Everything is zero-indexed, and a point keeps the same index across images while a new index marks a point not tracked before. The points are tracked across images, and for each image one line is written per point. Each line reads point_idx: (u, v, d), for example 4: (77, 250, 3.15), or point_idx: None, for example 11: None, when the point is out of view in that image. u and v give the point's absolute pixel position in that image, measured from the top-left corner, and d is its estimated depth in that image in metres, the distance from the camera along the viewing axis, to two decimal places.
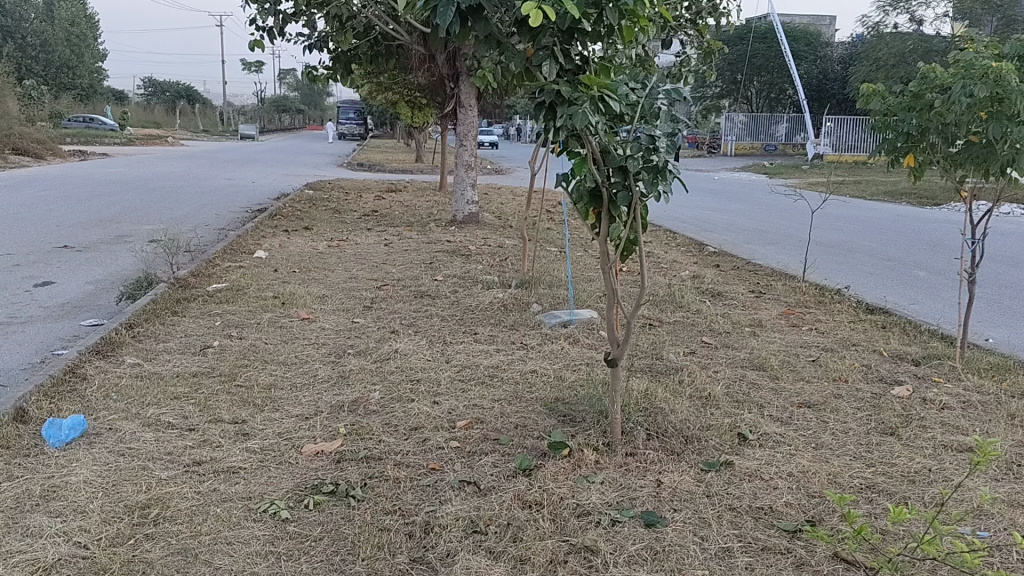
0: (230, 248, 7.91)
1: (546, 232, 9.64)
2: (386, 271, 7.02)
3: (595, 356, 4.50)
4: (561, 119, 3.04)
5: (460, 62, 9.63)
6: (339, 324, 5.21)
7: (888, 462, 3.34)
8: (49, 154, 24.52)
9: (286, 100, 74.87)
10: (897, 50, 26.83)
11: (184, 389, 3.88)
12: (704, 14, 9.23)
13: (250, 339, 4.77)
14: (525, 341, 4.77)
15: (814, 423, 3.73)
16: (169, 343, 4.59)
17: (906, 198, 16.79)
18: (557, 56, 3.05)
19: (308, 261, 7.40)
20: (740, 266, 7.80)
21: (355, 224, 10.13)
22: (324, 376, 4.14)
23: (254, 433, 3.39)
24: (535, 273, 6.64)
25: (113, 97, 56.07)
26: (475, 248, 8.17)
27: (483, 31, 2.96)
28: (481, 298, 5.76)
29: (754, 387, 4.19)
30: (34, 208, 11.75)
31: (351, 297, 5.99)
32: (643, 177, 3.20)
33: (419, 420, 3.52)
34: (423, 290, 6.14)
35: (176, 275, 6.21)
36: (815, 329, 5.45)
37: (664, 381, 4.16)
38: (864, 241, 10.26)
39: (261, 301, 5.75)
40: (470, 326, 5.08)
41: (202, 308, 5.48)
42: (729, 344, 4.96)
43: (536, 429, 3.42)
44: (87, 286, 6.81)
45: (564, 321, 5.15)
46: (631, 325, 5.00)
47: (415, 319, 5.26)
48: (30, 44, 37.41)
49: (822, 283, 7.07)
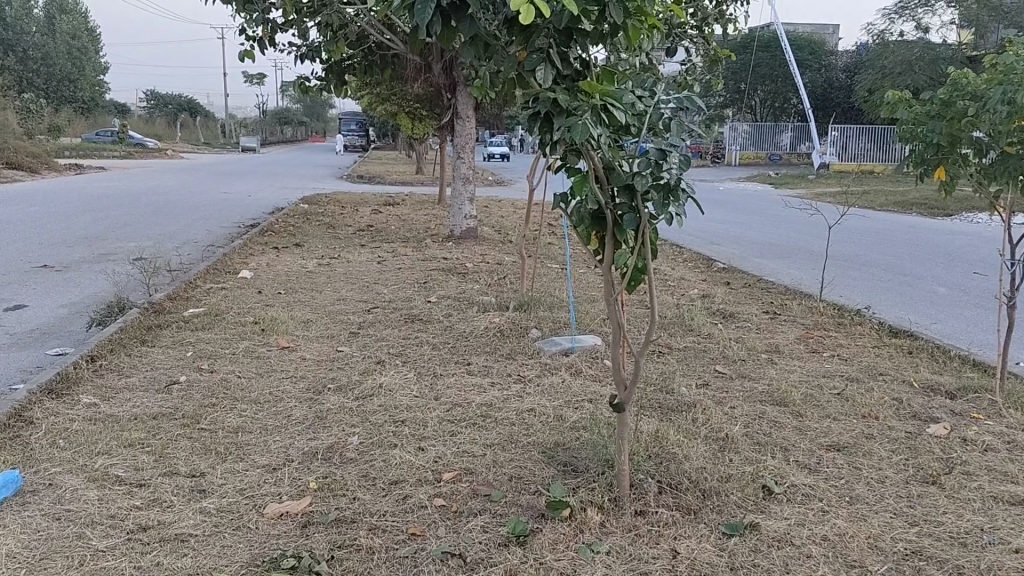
0: (215, 267, 7.52)
1: (547, 247, 9.24)
2: (377, 291, 6.62)
3: (599, 391, 4.10)
4: (558, 132, 2.64)
5: (457, 71, 9.24)
6: (322, 354, 4.81)
7: (934, 520, 2.93)
8: (45, 167, 24.24)
9: (288, 111, 74.74)
10: (902, 58, 26.48)
11: (141, 435, 3.47)
12: (710, 20, 8.83)
13: (223, 372, 4.37)
14: (522, 373, 4.37)
15: (846, 471, 3.34)
16: (131, 379, 4.18)
17: (915, 209, 16.40)
18: (553, 60, 2.67)
19: (296, 281, 7.01)
20: (753, 284, 7.41)
21: (348, 239, 9.75)
22: (299, 417, 3.73)
23: (213, 489, 2.99)
24: (535, 293, 6.24)
25: (114, 109, 55.98)
26: (473, 266, 7.77)
27: (468, 30, 2.58)
28: (476, 323, 5.35)
29: (775, 426, 3.79)
30: (20, 224, 11.38)
31: (337, 322, 5.60)
32: (652, 198, 2.79)
33: (401, 471, 3.12)
34: (415, 313, 5.74)
35: (150, 300, 5.83)
36: (836, 356, 5.06)
37: (676, 420, 3.75)
38: (881, 255, 9.84)
39: (239, 327, 5.35)
40: (463, 356, 4.67)
41: (176, 336, 5.08)
42: (747, 374, 4.55)
43: (533, 482, 3.01)
44: (60, 310, 6.42)
45: (564, 349, 4.74)
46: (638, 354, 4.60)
47: (404, 347, 4.86)
48: (30, 58, 37.22)
49: (840, 303, 6.67)
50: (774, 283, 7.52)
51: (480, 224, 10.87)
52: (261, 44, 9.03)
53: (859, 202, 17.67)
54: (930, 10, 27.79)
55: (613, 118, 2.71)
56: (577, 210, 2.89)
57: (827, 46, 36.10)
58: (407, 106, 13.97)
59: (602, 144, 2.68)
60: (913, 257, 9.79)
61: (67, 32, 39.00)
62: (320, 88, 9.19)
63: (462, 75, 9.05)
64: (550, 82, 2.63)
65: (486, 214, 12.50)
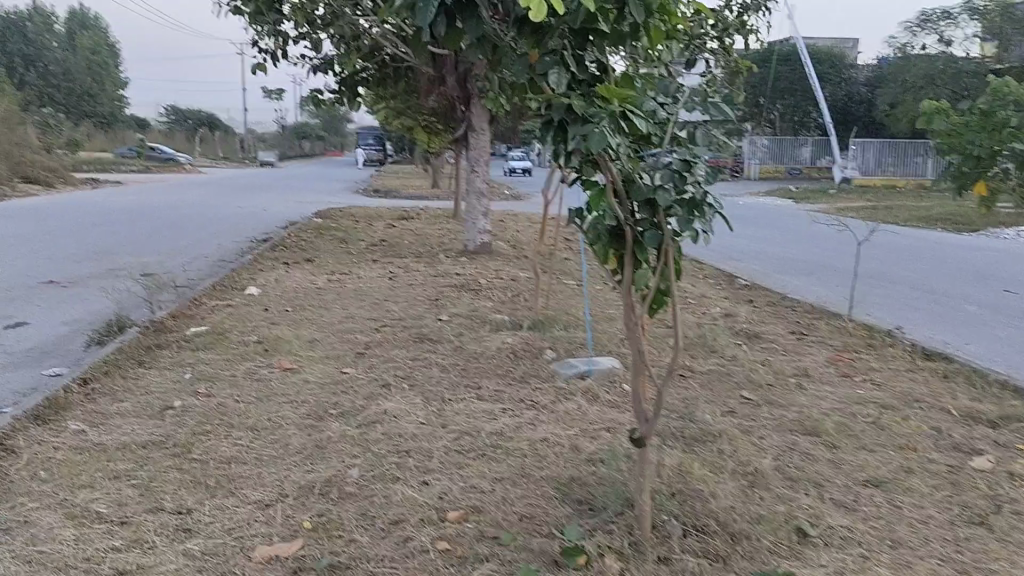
0: (222, 283, 7.33)
1: (563, 263, 9.02)
2: (386, 309, 6.41)
3: (618, 418, 3.86)
4: (572, 141, 2.40)
5: (471, 84, 9.04)
6: (325, 376, 4.58)
7: (986, 568, 2.66)
8: (61, 182, 24.26)
9: (305, 126, 75.03)
10: (924, 71, 26.14)
11: (128, 467, 3.25)
12: (731, 31, 8.63)
13: (221, 397, 4.15)
14: (536, 399, 4.12)
15: (885, 510, 3.08)
16: (123, 404, 3.97)
17: (940, 225, 16.08)
18: (567, 63, 2.46)
19: (304, 298, 6.80)
20: (777, 302, 7.16)
21: (360, 254, 9.56)
22: (297, 446, 3.50)
23: (199, 528, 2.76)
24: (551, 312, 6.01)
25: (134, 124, 56.33)
26: (487, 282, 7.55)
27: (474, 30, 2.38)
28: (488, 344, 5.12)
29: (809, 459, 3.60)
30: (29, 238, 11.26)
31: (344, 341, 5.37)
32: (676, 213, 2.55)
33: (403, 509, 2.88)
34: (424, 333, 5.51)
35: (152, 318, 5.63)
36: (869, 381, 4.85)
37: (700, 452, 3.53)
38: (909, 272, 9.54)
39: (242, 348, 5.13)
40: (474, 379, 4.43)
41: (175, 357, 4.87)
42: (775, 401, 4.31)
43: (546, 523, 2.77)
44: (61, 328, 6.24)
45: (580, 372, 4.49)
46: (659, 379, 4.35)
47: (412, 370, 4.63)
48: (51, 74, 37.51)
49: (869, 323, 6.41)
50: (799, 301, 7.27)
51: (494, 239, 10.66)
52: (273, 57, 8.88)
53: (882, 218, 17.35)
54: (953, 23, 27.46)
55: (633, 125, 2.48)
56: (592, 227, 2.64)
57: (847, 59, 35.75)
58: (422, 119, 13.79)
59: (621, 154, 2.45)
60: (941, 274, 9.48)
61: (87, 48, 39.25)
62: (332, 101, 9.02)
63: (476, 88, 8.86)
64: (563, 86, 2.42)
65: (500, 228, 12.28)
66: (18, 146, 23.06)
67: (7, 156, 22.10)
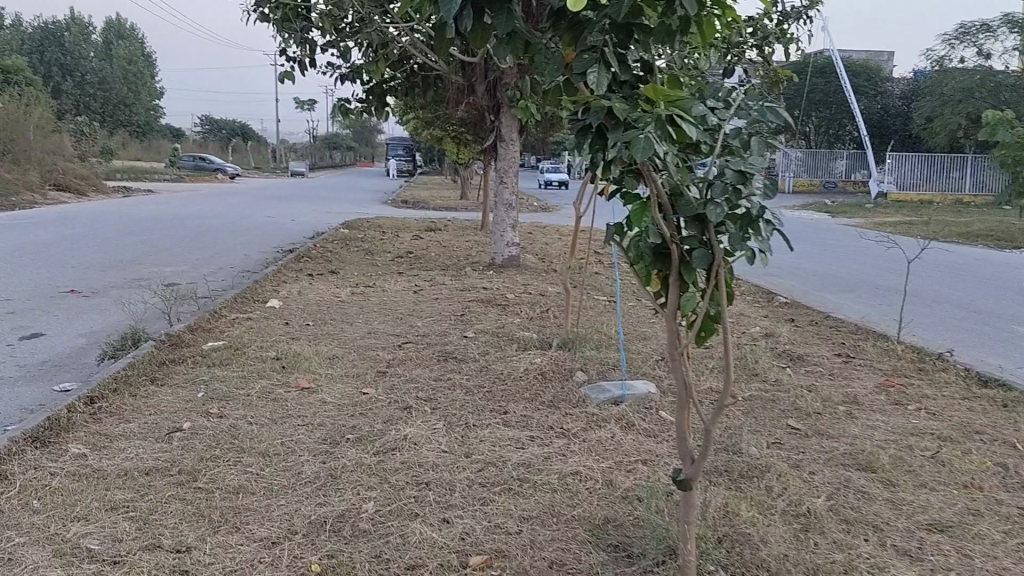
0: (243, 295, 7.13)
1: (594, 277, 8.75)
2: (410, 324, 6.17)
3: (656, 450, 3.58)
4: (613, 149, 2.15)
5: (500, 93, 8.80)
6: (343, 397, 4.34)
7: None
8: (93, 190, 24.37)
9: (336, 136, 75.36)
10: (963, 84, 25.59)
11: (127, 497, 3.02)
12: (771, 40, 8.37)
13: (233, 418, 3.92)
14: (566, 426, 3.86)
15: (955, 560, 2.78)
16: (129, 426, 3.75)
17: (982, 241, 15.61)
18: (609, 61, 2.17)
19: (326, 312, 6.59)
20: (820, 322, 6.85)
21: (386, 267, 9.35)
22: (309, 475, 3.26)
23: (197, 570, 2.53)
24: (582, 331, 5.75)
25: (168, 134, 56.83)
26: (514, 297, 7.29)
27: (505, 25, 2.14)
28: (515, 363, 4.85)
29: (865, 497, 3.31)
30: (54, 247, 11.14)
31: (365, 359, 5.13)
32: (729, 230, 2.28)
33: (420, 552, 2.63)
34: (449, 351, 5.26)
35: (168, 332, 5.43)
36: (923, 410, 4.53)
37: (746, 491, 3.27)
38: (955, 290, 9.15)
39: (259, 364, 4.90)
40: (500, 403, 4.17)
41: (189, 373, 4.65)
42: (824, 432, 4.06)
43: (579, 572, 2.51)
44: (76, 341, 6.06)
45: (614, 398, 4.22)
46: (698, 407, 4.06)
47: (435, 391, 4.37)
48: (87, 83, 37.94)
49: (919, 345, 6.08)
50: (842, 321, 6.93)
51: (523, 252, 10.41)
52: (300, 65, 8.71)
53: (921, 233, 16.89)
54: (992, 36, 26.90)
55: (682, 133, 2.20)
56: (633, 246, 2.36)
57: (883, 71, 35.16)
58: (451, 130, 13.58)
59: (668, 162, 2.18)
60: (989, 292, 9.09)
61: (123, 58, 39.59)
62: (359, 110, 8.82)
63: (507, 97, 8.62)
64: (604, 86, 2.15)
65: (529, 241, 12.03)
66: (52, 154, 23.17)
67: (39, 164, 22.16)
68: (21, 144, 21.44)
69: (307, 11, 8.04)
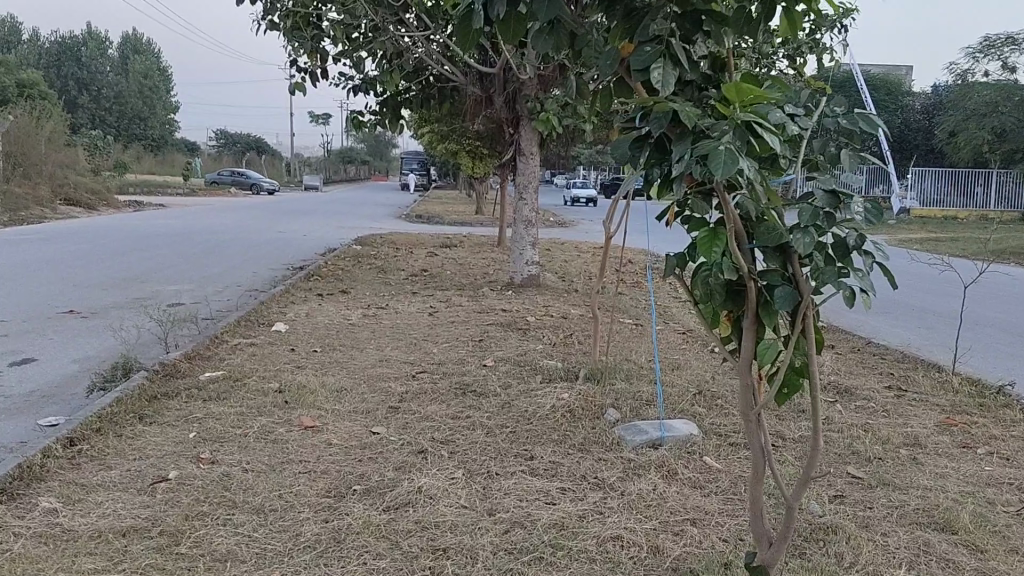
0: (247, 318, 6.72)
1: (619, 298, 8.32)
2: (425, 351, 5.75)
3: (705, 507, 3.14)
4: (681, 164, 1.73)
5: (519, 104, 8.37)
6: (351, 438, 3.91)
7: None
8: (105, 205, 24.13)
9: (350, 151, 75.29)
10: (988, 99, 25.01)
11: (98, 566, 2.60)
12: (804, 50, 7.96)
13: (226, 465, 3.50)
14: (601, 476, 3.42)
15: None
16: (108, 475, 3.34)
17: (1015, 260, 15.04)
18: (675, 55, 1.75)
19: (335, 337, 6.17)
20: (864, 350, 6.38)
21: (399, 285, 8.95)
22: (309, 538, 2.83)
23: None
24: (611, 360, 5.31)
25: (184, 148, 56.87)
26: (535, 320, 6.87)
27: (546, 10, 1.75)
28: (539, 399, 4.42)
29: (952, 566, 2.86)
30: (58, 264, 10.78)
31: (376, 391, 4.70)
32: (818, 263, 1.85)
33: None
34: (467, 383, 4.84)
35: (164, 361, 5.02)
36: (995, 455, 4.07)
37: (814, 560, 2.83)
38: (999, 312, 8.66)
39: (260, 398, 4.48)
40: (524, 446, 3.74)
41: (182, 409, 4.24)
42: (891, 483, 3.62)
43: None
44: (67, 368, 5.66)
45: (652, 440, 3.78)
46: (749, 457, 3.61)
47: (452, 432, 3.94)
48: (103, 97, 37.97)
49: (976, 376, 5.61)
50: (887, 348, 6.47)
51: (542, 270, 10.00)
52: (311, 76, 8.33)
53: (951, 251, 16.33)
54: (1017, 49, 26.30)
55: (762, 144, 1.79)
56: (700, 281, 1.91)
57: (904, 85, 34.58)
58: (467, 144, 13.20)
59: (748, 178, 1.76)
60: None
61: (138, 72, 39.57)
62: (372, 123, 8.42)
63: (526, 109, 8.20)
64: (672, 85, 1.73)
65: (548, 259, 11.61)
66: (64, 168, 22.96)
67: (51, 178, 21.96)
68: (33, 157, 21.24)
69: (318, 19, 7.66)
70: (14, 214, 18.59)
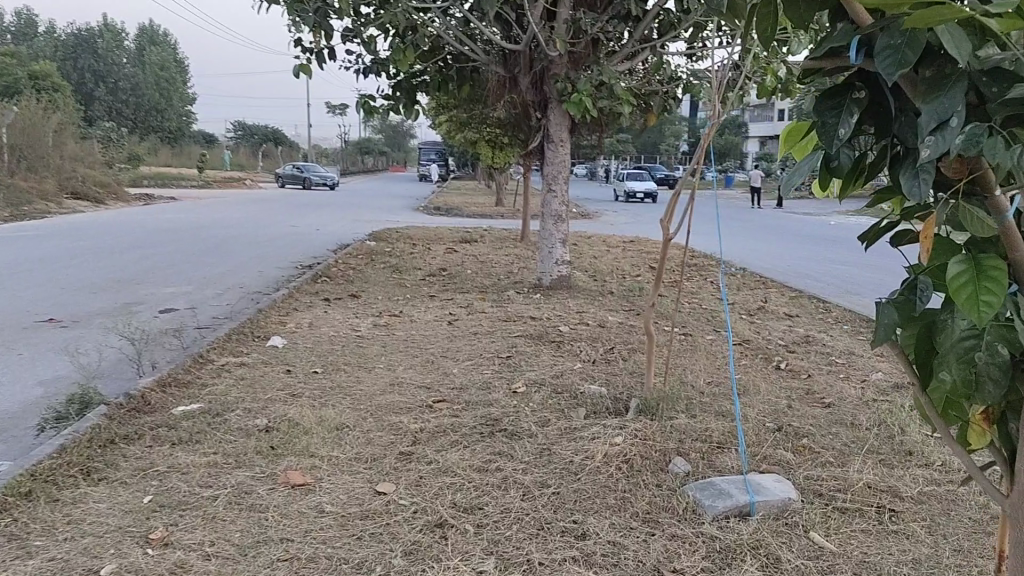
0: (240, 329, 5.87)
1: (659, 300, 7.43)
2: (443, 372, 4.89)
3: None
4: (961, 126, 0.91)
5: (548, 85, 7.46)
6: (349, 502, 3.03)
7: None
8: (112, 198, 23.43)
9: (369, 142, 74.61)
10: None
11: None
12: None
13: (183, 549, 2.66)
14: (678, 569, 2.55)
15: None
16: (19, 571, 2.49)
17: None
18: None
19: (339, 354, 5.32)
20: None
21: (416, 287, 8.11)
22: None
23: None
24: (667, 385, 4.44)
25: (201, 139, 56.35)
26: (569, 330, 6.00)
27: None
28: (587, 444, 3.54)
29: None
30: (48, 265, 9.94)
31: (384, 430, 3.84)
32: None
33: None
34: (495, 418, 3.97)
35: (130, 392, 4.17)
36: None
37: None
38: None
39: (240, 442, 3.62)
40: (573, 517, 2.88)
41: (142, 460, 3.40)
42: None
43: None
44: (23, 394, 4.82)
45: (739, 508, 2.92)
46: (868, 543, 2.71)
47: (480, 494, 3.07)
48: (118, 88, 37.28)
49: None
50: None
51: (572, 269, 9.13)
52: (317, 56, 7.47)
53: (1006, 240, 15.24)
54: None
55: None
56: (954, 363, 1.12)
57: None
58: (487, 132, 12.28)
59: None
60: None
61: (156, 65, 38.95)
62: (385, 108, 7.56)
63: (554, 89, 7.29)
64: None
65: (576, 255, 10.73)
66: (72, 161, 22.21)
67: (58, 171, 21.23)
68: (40, 150, 20.41)
69: None
70: (19, 209, 17.84)
